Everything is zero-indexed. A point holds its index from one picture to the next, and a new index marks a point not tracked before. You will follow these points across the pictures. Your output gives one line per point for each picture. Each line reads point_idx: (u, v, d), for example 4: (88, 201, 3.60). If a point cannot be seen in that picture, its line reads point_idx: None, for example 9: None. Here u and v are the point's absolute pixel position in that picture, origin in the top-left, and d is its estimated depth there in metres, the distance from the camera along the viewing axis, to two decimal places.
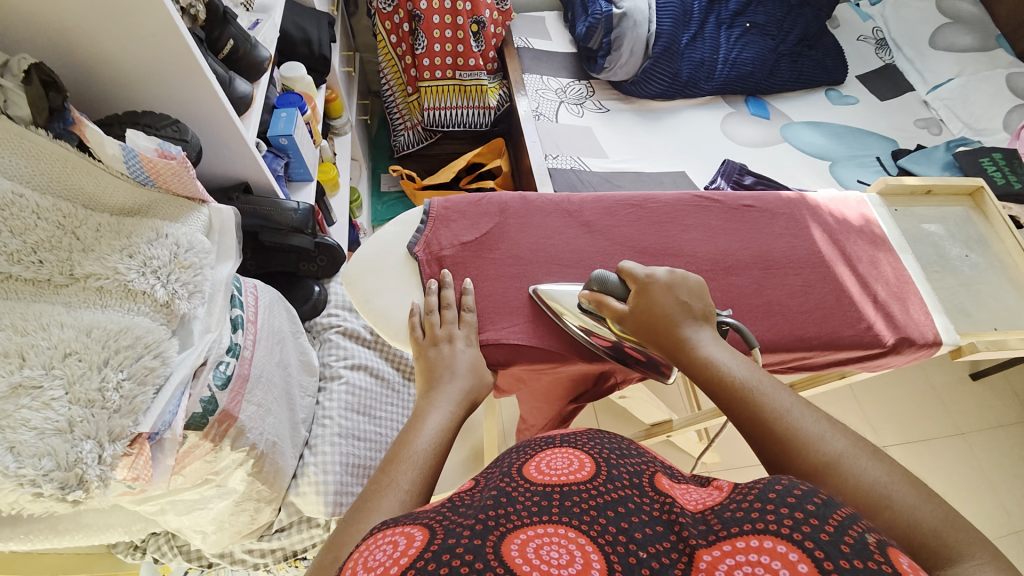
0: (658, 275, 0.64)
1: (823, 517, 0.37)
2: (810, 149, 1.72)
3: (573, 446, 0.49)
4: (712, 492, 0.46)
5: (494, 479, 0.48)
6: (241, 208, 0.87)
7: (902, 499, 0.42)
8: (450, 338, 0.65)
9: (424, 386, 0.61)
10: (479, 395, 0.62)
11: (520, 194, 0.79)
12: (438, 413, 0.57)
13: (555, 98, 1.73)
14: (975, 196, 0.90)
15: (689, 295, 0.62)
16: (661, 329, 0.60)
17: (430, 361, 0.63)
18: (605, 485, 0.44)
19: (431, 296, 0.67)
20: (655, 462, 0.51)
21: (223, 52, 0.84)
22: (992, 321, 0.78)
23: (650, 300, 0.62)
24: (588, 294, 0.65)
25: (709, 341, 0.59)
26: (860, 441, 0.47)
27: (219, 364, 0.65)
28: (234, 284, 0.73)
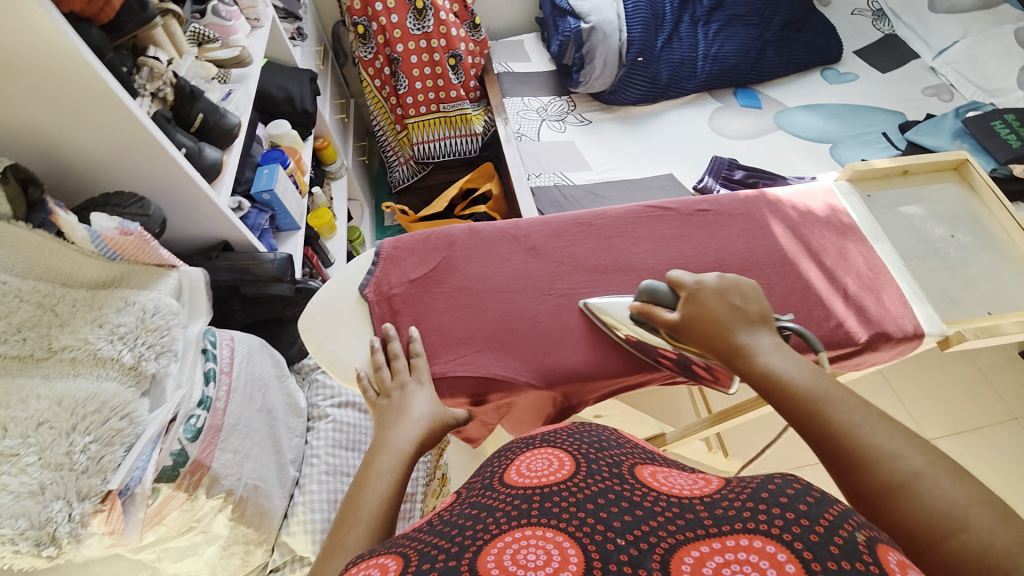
0: (707, 281, 0.62)
1: (813, 519, 0.37)
2: (808, 135, 1.64)
3: (554, 444, 0.54)
4: (699, 482, 0.47)
5: (473, 492, 0.50)
6: (221, 266, 0.94)
7: (980, 522, 0.37)
8: (402, 384, 0.65)
9: (377, 430, 0.60)
10: (435, 431, 0.61)
11: (468, 226, 0.80)
12: (391, 456, 0.55)
13: (537, 117, 1.75)
14: (961, 170, 0.84)
15: (747, 300, 0.60)
16: (716, 335, 0.58)
17: (387, 406, 0.63)
18: (585, 479, 0.47)
19: (378, 353, 0.68)
20: (635, 452, 0.55)
21: (194, 125, 0.91)
22: (986, 305, 0.71)
23: (701, 307, 0.60)
24: (637, 305, 0.66)
25: (767, 347, 0.56)
26: (939, 454, 0.42)
27: (190, 418, 0.70)
28: (207, 338, 0.79)
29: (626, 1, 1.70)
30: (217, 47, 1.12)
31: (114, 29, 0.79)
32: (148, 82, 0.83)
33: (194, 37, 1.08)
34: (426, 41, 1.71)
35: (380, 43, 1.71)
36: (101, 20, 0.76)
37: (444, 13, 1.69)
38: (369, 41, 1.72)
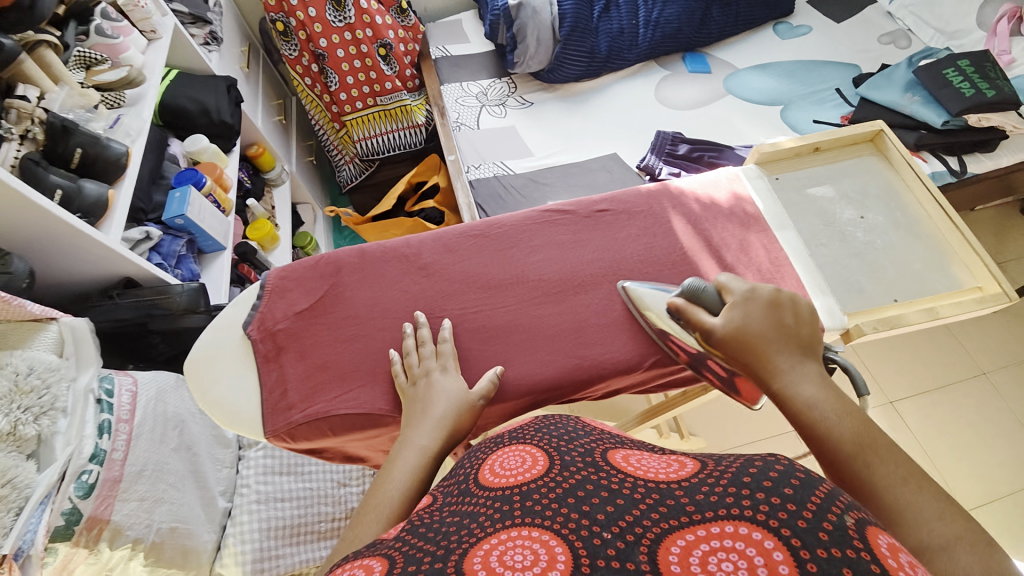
0: (762, 291, 0.58)
1: (802, 501, 0.33)
2: (758, 97, 1.54)
3: (526, 442, 0.49)
4: (674, 463, 0.43)
5: (450, 496, 0.45)
6: (125, 303, 0.91)
7: None
8: (427, 371, 0.64)
9: (405, 422, 0.60)
10: (462, 417, 0.60)
11: (357, 248, 0.77)
12: (411, 451, 0.55)
13: (476, 102, 1.67)
14: (876, 141, 0.80)
15: (799, 318, 0.56)
16: (753, 351, 0.54)
17: (414, 393, 0.63)
18: (560, 473, 0.42)
19: (407, 338, 0.68)
20: (606, 438, 0.51)
21: (73, 160, 0.88)
22: (890, 291, 0.68)
23: (745, 318, 0.56)
24: (678, 302, 0.62)
25: (811, 377, 0.51)
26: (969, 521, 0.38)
27: (81, 474, 0.69)
28: (102, 387, 0.77)
29: None
30: (106, 68, 1.06)
31: None
32: (15, 124, 0.82)
33: (80, 61, 1.03)
34: (350, 33, 1.62)
35: (303, 38, 1.63)
36: None
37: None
38: (291, 38, 1.64)
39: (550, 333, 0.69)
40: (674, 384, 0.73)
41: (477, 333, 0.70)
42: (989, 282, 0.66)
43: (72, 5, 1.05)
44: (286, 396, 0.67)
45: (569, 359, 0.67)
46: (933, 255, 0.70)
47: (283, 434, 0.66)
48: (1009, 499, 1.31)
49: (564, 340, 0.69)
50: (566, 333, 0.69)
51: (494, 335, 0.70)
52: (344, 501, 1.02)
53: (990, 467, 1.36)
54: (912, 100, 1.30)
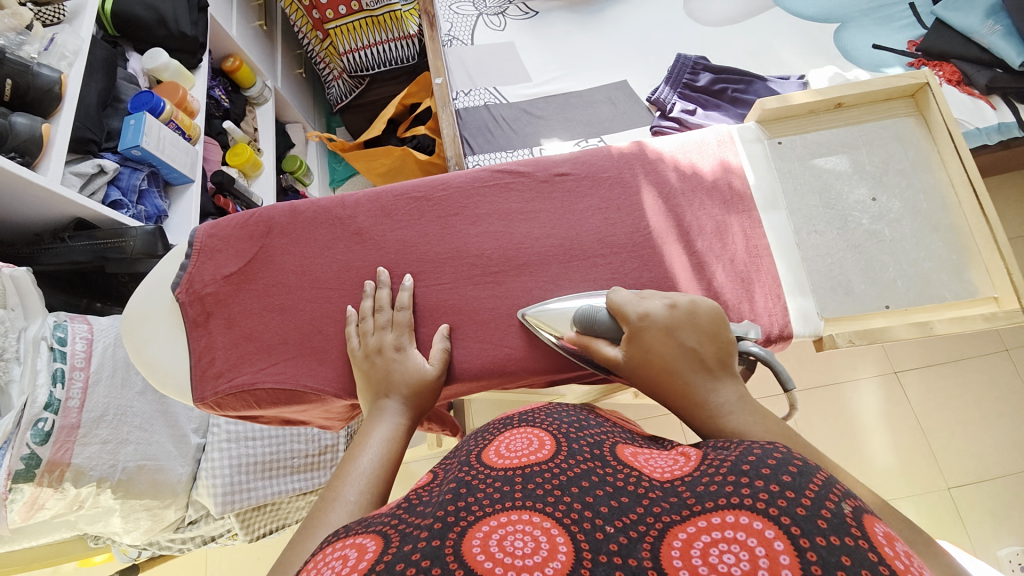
0: (653, 316, 0.50)
1: (800, 491, 0.32)
2: (811, 11, 1.26)
3: (532, 425, 0.45)
4: (679, 458, 0.40)
5: (451, 471, 0.43)
6: (78, 246, 0.90)
7: None
8: (381, 347, 0.60)
9: (368, 402, 0.58)
10: (420, 392, 0.58)
11: (289, 205, 0.70)
12: (385, 425, 0.53)
13: (472, 10, 1.44)
14: (918, 96, 0.63)
15: (700, 338, 0.48)
16: (663, 387, 0.48)
17: (374, 369, 0.59)
18: (566, 461, 0.39)
19: (365, 300, 0.63)
20: (615, 431, 0.48)
21: (6, 92, 0.82)
22: (884, 296, 0.58)
23: (645, 353, 0.49)
24: (574, 338, 0.55)
25: (729, 400, 0.45)
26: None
27: (37, 422, 0.72)
28: (54, 336, 0.78)
29: None
30: None
31: None
32: None
33: None
34: None
35: None
36: None
37: None
38: None
39: (485, 319, 0.63)
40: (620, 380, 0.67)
41: None
42: (1008, 295, 0.56)
43: None
44: (214, 363, 0.66)
45: (501, 349, 0.62)
46: (950, 255, 0.58)
47: (211, 402, 0.65)
48: (1000, 481, 1.25)
49: (498, 328, 0.63)
50: (501, 320, 0.63)
51: (426, 316, 0.64)
52: (317, 439, 1.05)
53: (988, 447, 1.28)
54: (993, 28, 1.05)
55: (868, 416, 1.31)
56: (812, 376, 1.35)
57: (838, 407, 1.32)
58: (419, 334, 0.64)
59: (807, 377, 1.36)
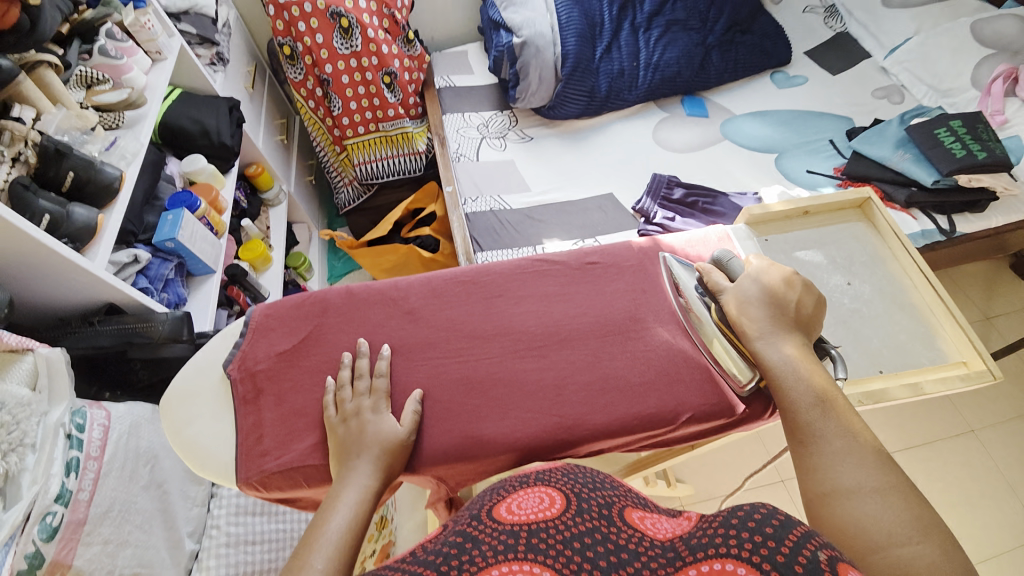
0: (774, 272, 0.68)
1: (779, 539, 0.38)
2: (753, 144, 1.56)
3: (547, 484, 0.52)
4: (682, 523, 0.48)
5: (458, 523, 0.47)
6: (106, 330, 0.90)
7: (911, 540, 0.44)
8: (359, 410, 0.64)
9: (337, 466, 0.60)
10: (393, 454, 0.61)
11: (344, 288, 0.76)
12: (353, 490, 0.56)
13: (476, 134, 1.68)
14: (864, 207, 0.81)
15: (802, 300, 0.66)
16: (756, 314, 0.65)
17: (349, 432, 0.62)
18: (573, 519, 0.45)
19: (344, 371, 0.68)
20: (628, 495, 0.54)
21: (65, 184, 0.88)
22: (876, 363, 0.69)
23: (758, 284, 0.67)
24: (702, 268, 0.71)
25: (798, 349, 0.62)
26: (896, 486, 0.48)
27: (45, 515, 0.67)
28: (73, 422, 0.74)
29: (560, 12, 1.61)
30: (107, 89, 1.08)
31: None
32: (7, 147, 0.82)
33: (81, 80, 1.04)
34: (356, 60, 1.63)
35: (308, 64, 1.64)
36: None
37: (372, 30, 1.61)
38: (297, 62, 1.65)
39: (532, 389, 0.68)
40: (658, 447, 0.71)
41: (459, 384, 0.69)
42: (974, 358, 0.67)
43: (77, 24, 1.06)
44: (261, 441, 0.66)
45: (550, 418, 0.66)
46: (919, 328, 0.71)
47: (255, 483, 0.64)
48: (998, 561, 1.28)
49: (544, 397, 0.67)
50: (547, 390, 0.68)
51: (436, 393, 0.68)
52: None
53: (979, 528, 1.32)
54: (903, 156, 1.33)
55: None
56: None
57: None
58: (393, 400, 0.68)
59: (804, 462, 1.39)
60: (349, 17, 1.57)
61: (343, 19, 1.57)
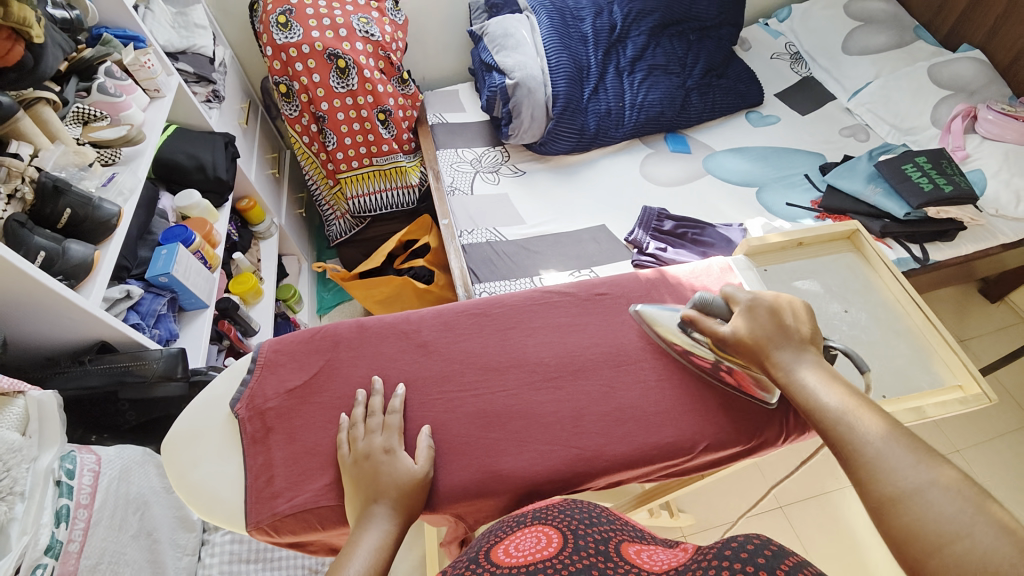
0: (761, 299, 0.64)
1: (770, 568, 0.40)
2: (734, 178, 1.64)
3: (544, 522, 0.54)
4: (677, 553, 0.50)
5: (458, 567, 0.48)
6: (95, 369, 0.86)
7: (984, 534, 0.39)
8: (371, 451, 0.62)
9: (357, 506, 0.58)
10: (411, 494, 0.59)
11: (355, 321, 0.76)
12: (372, 533, 0.54)
13: (470, 169, 1.72)
14: (853, 238, 0.88)
15: (800, 319, 0.63)
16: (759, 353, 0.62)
17: (362, 473, 0.60)
18: (571, 555, 0.47)
19: (358, 407, 0.66)
20: (624, 528, 0.56)
21: (61, 221, 0.86)
22: (879, 388, 0.73)
23: (750, 325, 0.63)
24: (689, 316, 0.69)
25: (810, 366, 0.59)
26: (959, 476, 0.44)
27: (35, 569, 0.64)
28: (62, 467, 0.71)
29: (551, 55, 1.69)
30: (105, 125, 1.06)
31: None
32: (4, 183, 0.79)
33: (77, 117, 1.02)
34: (352, 98, 1.67)
35: (304, 101, 1.66)
36: None
37: (368, 70, 1.65)
38: (293, 99, 1.68)
39: (550, 421, 0.68)
40: (674, 475, 0.72)
41: (475, 419, 0.68)
42: (969, 382, 0.72)
43: (75, 62, 1.06)
44: (272, 482, 0.63)
45: (569, 450, 0.66)
46: (916, 353, 0.76)
47: (266, 527, 0.62)
48: None
49: (563, 429, 0.67)
50: (565, 422, 0.68)
51: (451, 428, 0.67)
52: None
53: None
54: (875, 190, 1.42)
55: (860, 526, 1.32)
56: (805, 486, 1.39)
57: (834, 518, 1.33)
58: (406, 436, 0.66)
59: (801, 487, 1.40)
60: (346, 58, 1.62)
61: (340, 59, 1.61)
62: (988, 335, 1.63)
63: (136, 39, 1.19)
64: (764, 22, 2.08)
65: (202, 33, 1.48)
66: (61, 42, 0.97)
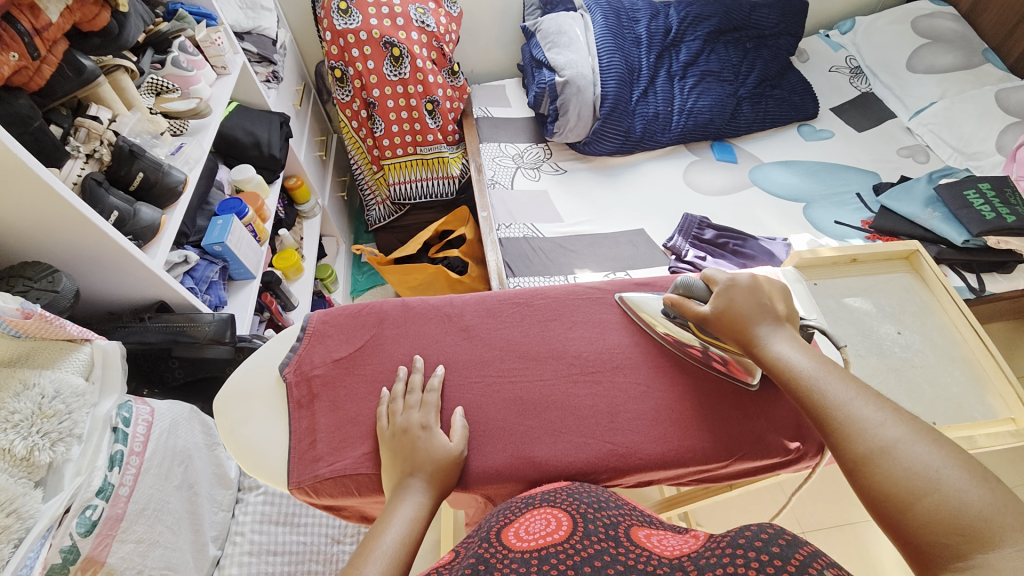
0: (739, 280, 0.67)
1: (785, 558, 0.39)
2: (781, 192, 1.59)
3: (553, 506, 0.55)
4: (688, 540, 0.49)
5: (472, 548, 0.49)
6: (154, 327, 0.91)
7: (955, 484, 0.42)
8: (408, 426, 0.63)
9: (391, 479, 0.60)
10: (445, 472, 0.61)
11: (401, 301, 0.78)
12: (409, 503, 0.56)
13: (512, 164, 1.73)
14: (911, 259, 0.86)
15: (773, 299, 0.66)
16: (739, 329, 0.64)
17: (400, 446, 0.62)
18: (582, 540, 0.47)
19: (398, 383, 0.68)
20: (633, 513, 0.56)
21: (133, 183, 0.91)
22: (930, 414, 0.71)
23: (731, 302, 0.65)
24: (672, 298, 0.71)
25: (783, 340, 0.61)
26: (924, 430, 0.48)
27: (85, 509, 0.68)
28: (120, 415, 0.76)
29: (602, 55, 1.68)
30: (175, 97, 1.12)
31: (45, 95, 0.80)
32: (84, 143, 0.85)
33: (151, 87, 1.07)
34: (402, 86, 1.70)
35: (357, 87, 1.71)
36: (30, 89, 0.77)
37: (421, 60, 1.68)
38: (346, 84, 1.72)
39: (586, 414, 0.68)
40: (705, 480, 0.71)
41: (512, 406, 0.69)
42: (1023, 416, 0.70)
43: (151, 35, 1.10)
44: (315, 446, 0.66)
45: (603, 445, 0.66)
46: (971, 382, 0.74)
47: (306, 487, 0.64)
48: None
49: (598, 423, 0.68)
50: (601, 416, 0.68)
51: (486, 412, 0.68)
52: (335, 560, 1.04)
53: None
54: (932, 215, 1.36)
55: (888, 561, 1.26)
56: (834, 513, 1.34)
57: (858, 550, 1.28)
58: (441, 416, 0.67)
59: (830, 514, 1.35)
60: (400, 47, 1.65)
61: (395, 48, 1.65)
62: None
63: (209, 17, 1.24)
64: (826, 33, 2.02)
65: (267, 16, 1.54)
66: (141, 14, 1.00)
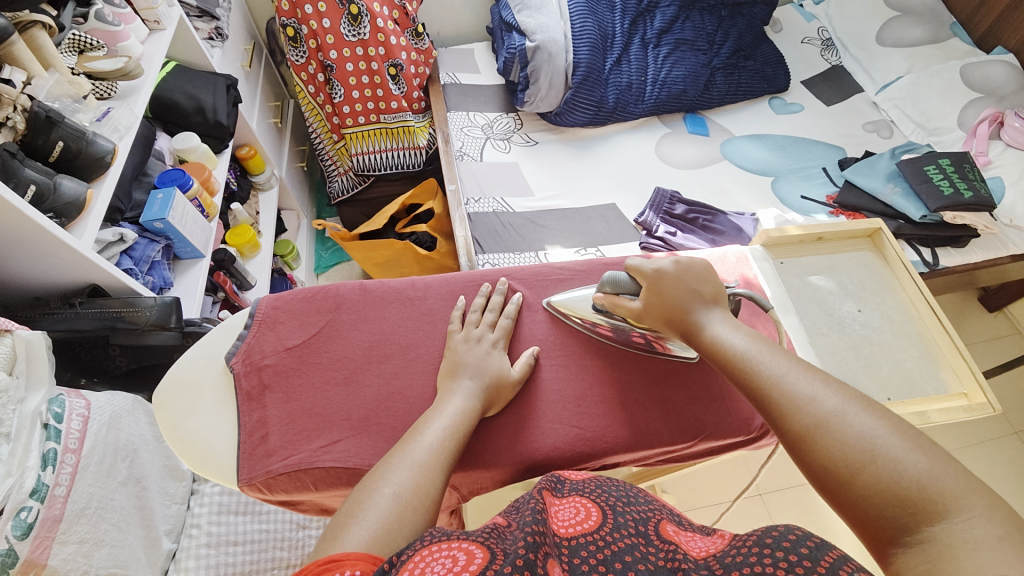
0: (665, 267, 0.64)
1: (817, 560, 0.37)
2: (751, 166, 1.59)
3: (582, 496, 0.52)
4: (714, 541, 0.48)
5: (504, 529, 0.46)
6: (87, 313, 0.84)
7: (891, 451, 0.43)
8: (480, 337, 0.67)
9: (443, 379, 0.63)
10: (497, 389, 0.63)
11: (359, 283, 0.73)
12: (460, 397, 0.59)
13: (481, 134, 1.66)
14: (873, 237, 0.87)
15: (700, 282, 0.62)
16: (675, 320, 0.61)
17: (450, 359, 0.64)
18: (611, 533, 0.45)
19: (483, 297, 0.71)
20: (662, 510, 0.53)
21: (54, 154, 0.81)
22: (885, 391, 0.73)
23: (662, 293, 0.62)
24: (603, 297, 0.69)
25: (717, 320, 0.59)
26: (856, 398, 0.48)
27: (19, 511, 0.63)
28: (50, 411, 0.70)
29: (575, 21, 1.61)
30: (101, 55, 0.98)
31: None
32: None
33: (72, 44, 0.94)
34: (362, 48, 1.58)
35: (312, 48, 1.58)
36: None
37: (381, 19, 1.57)
38: (300, 45, 1.59)
39: (553, 399, 0.67)
40: (672, 460, 0.72)
41: None
42: (974, 391, 0.72)
43: None
44: (267, 440, 0.62)
45: (571, 430, 0.65)
46: (925, 358, 0.76)
47: (258, 484, 0.61)
48: None
49: (566, 409, 0.66)
50: (568, 400, 0.67)
51: None
52: (301, 546, 0.98)
53: None
54: (894, 190, 1.39)
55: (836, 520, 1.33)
56: (788, 475, 1.41)
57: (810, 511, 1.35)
58: (512, 345, 0.70)
59: (784, 477, 1.42)
60: (359, 4, 1.53)
61: (353, 5, 1.52)
62: (981, 344, 1.63)
63: None
64: (800, 3, 1.98)
65: None
66: None
